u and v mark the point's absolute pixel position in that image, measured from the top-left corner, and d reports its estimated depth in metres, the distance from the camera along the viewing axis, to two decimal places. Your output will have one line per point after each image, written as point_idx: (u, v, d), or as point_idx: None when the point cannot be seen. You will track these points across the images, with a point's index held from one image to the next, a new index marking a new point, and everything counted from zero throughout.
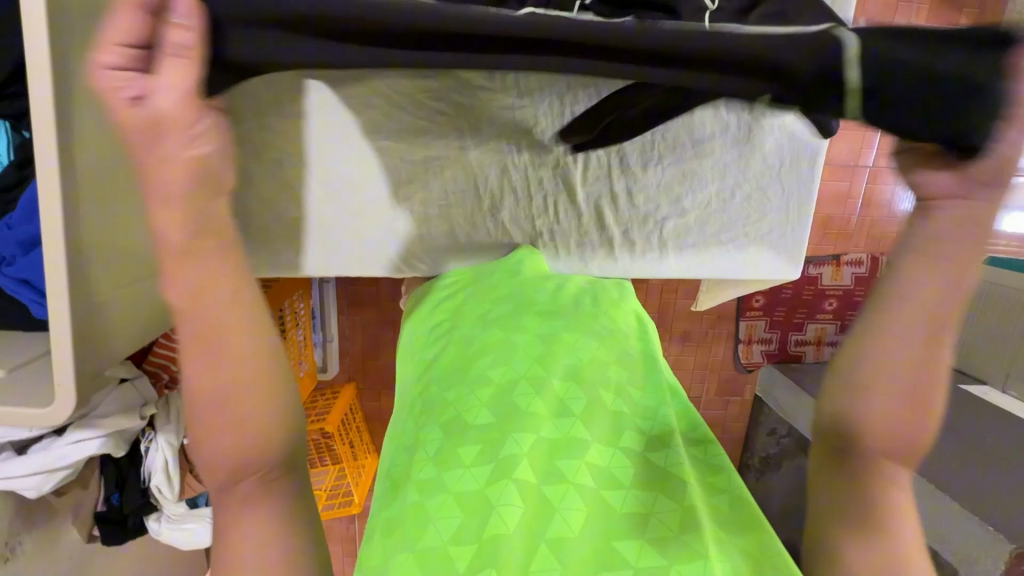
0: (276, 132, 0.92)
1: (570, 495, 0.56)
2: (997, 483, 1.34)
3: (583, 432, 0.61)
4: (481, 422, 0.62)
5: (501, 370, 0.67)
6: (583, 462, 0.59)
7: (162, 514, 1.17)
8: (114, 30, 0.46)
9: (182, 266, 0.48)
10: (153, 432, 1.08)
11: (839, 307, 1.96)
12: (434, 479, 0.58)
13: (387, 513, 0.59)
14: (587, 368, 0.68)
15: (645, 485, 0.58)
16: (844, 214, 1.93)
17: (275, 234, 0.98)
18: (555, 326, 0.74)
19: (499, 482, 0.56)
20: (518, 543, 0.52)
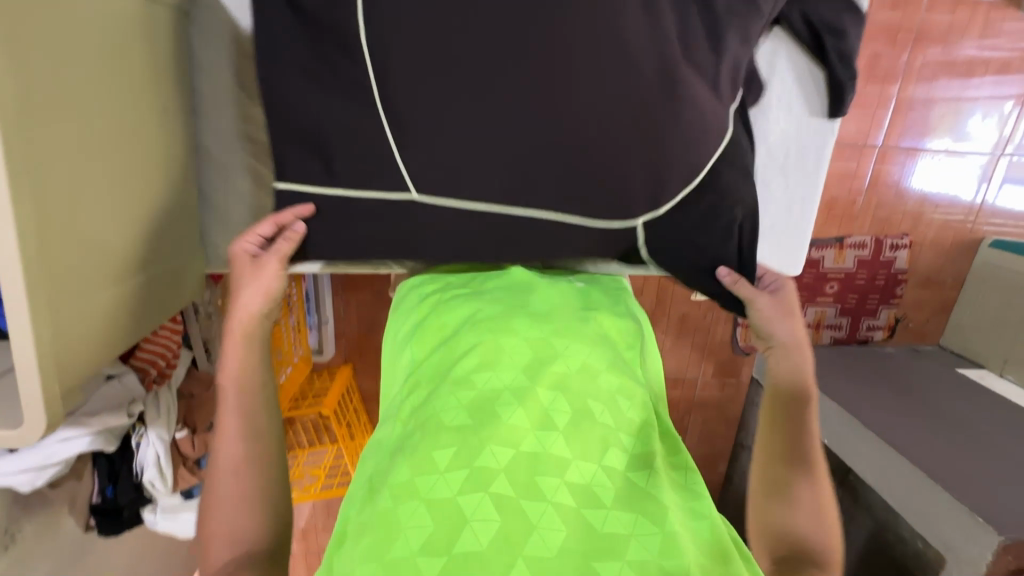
0: (248, 122, 0.87)
1: (547, 513, 0.54)
2: (990, 474, 1.34)
3: (566, 446, 0.58)
4: (460, 428, 0.59)
5: (486, 376, 0.64)
6: (563, 479, 0.56)
7: (157, 506, 1.18)
8: (259, 227, 0.80)
9: (240, 352, 0.80)
10: (144, 427, 1.07)
11: (840, 290, 1.92)
12: (408, 483, 0.56)
13: (360, 519, 0.58)
14: (576, 379, 0.65)
15: (622, 507, 0.56)
16: (849, 196, 1.87)
17: (254, 231, 0.93)
18: (546, 330, 0.70)
19: (475, 495, 0.54)
20: (490, 559, 0.50)
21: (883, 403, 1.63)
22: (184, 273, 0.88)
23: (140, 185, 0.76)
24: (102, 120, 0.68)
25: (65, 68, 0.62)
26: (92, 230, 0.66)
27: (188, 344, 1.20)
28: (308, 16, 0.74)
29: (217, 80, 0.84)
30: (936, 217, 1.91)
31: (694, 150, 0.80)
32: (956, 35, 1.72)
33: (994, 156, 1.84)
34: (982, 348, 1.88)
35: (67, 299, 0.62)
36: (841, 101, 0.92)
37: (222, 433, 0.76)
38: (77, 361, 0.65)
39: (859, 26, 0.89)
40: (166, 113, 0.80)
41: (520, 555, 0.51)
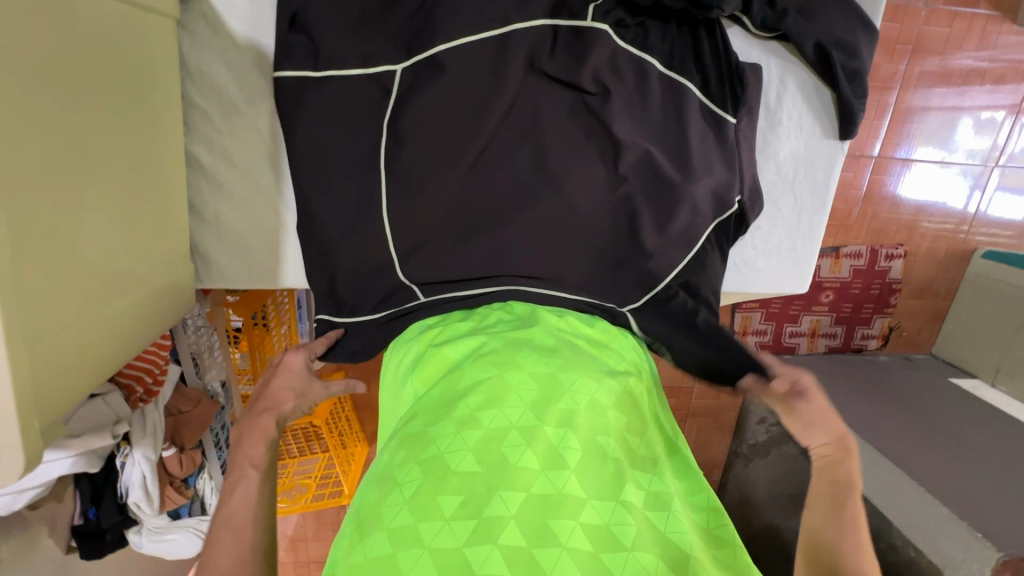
0: (245, 133, 0.84)
1: (561, 561, 0.50)
2: (988, 487, 1.34)
3: (578, 487, 0.56)
4: (466, 470, 0.57)
5: (492, 414, 0.61)
6: (576, 523, 0.53)
7: (142, 527, 1.14)
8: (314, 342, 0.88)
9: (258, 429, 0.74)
10: (128, 447, 1.02)
11: (836, 299, 1.93)
12: (411, 529, 0.53)
13: (354, 563, 0.54)
14: (586, 415, 0.62)
15: (647, 551, 0.53)
16: (845, 205, 1.86)
17: (252, 244, 0.91)
18: (554, 364, 0.67)
19: (484, 543, 0.51)
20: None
21: (879, 413, 1.62)
22: (170, 291, 0.83)
23: (124, 200, 0.71)
24: (83, 132, 0.63)
25: (38, 79, 0.57)
26: (67, 250, 0.61)
27: (176, 358, 1.15)
28: (325, 58, 0.79)
29: (213, 90, 0.82)
30: (930, 227, 1.91)
31: (696, 223, 0.89)
32: (954, 46, 1.73)
33: (986, 167, 1.85)
34: (975, 357, 1.89)
35: (43, 327, 0.58)
36: (851, 122, 0.90)
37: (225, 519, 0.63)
38: (56, 389, 0.60)
39: (873, 43, 0.86)
40: (154, 124, 0.76)
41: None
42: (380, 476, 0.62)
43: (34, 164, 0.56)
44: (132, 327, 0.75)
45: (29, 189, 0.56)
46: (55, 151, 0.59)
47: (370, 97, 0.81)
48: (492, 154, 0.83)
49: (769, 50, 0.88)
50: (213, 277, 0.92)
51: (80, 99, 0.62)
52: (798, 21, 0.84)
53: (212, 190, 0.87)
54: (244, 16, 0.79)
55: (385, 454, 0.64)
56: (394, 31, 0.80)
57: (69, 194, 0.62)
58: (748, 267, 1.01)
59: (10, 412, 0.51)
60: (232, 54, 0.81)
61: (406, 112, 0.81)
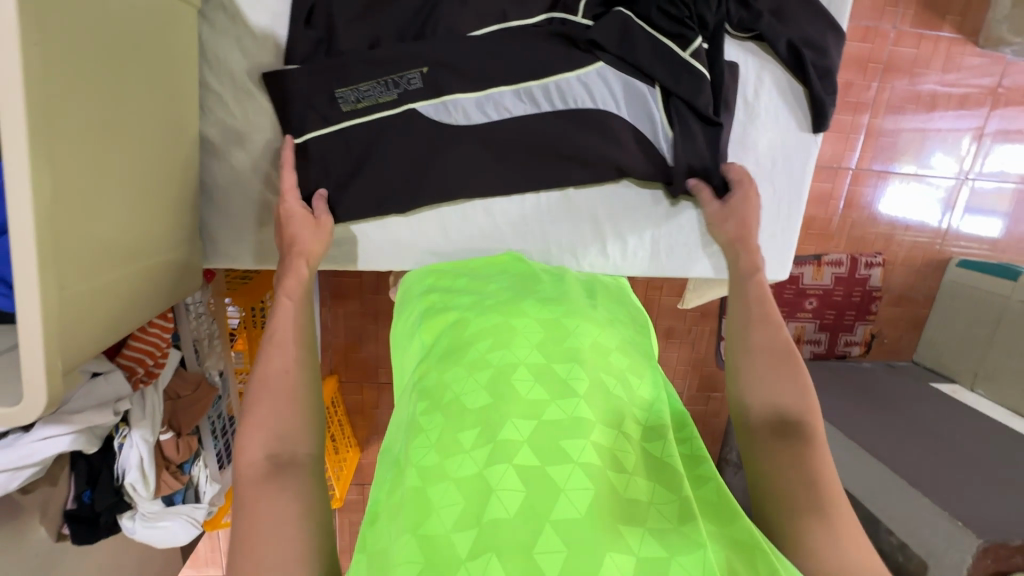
0: (252, 115, 0.89)
1: (573, 475, 0.53)
2: (967, 479, 1.38)
3: (587, 412, 0.58)
4: (484, 407, 0.60)
5: (501, 354, 0.65)
6: (587, 442, 0.55)
7: (137, 512, 1.12)
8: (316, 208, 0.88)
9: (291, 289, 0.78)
10: (127, 427, 1.03)
11: (819, 306, 1.98)
12: (438, 467, 0.56)
13: (392, 501, 0.58)
14: (590, 353, 0.65)
15: (642, 475, 0.56)
16: (825, 215, 1.94)
17: (261, 225, 0.94)
18: (557, 312, 0.72)
19: (500, 464, 0.54)
20: (520, 524, 0.50)
21: (862, 414, 1.67)
22: (179, 266, 0.85)
23: (145, 166, 0.74)
24: (114, 101, 0.67)
25: (82, 46, 0.61)
26: (95, 208, 0.64)
27: (178, 343, 1.17)
28: (337, 49, 0.86)
29: (226, 71, 0.87)
30: (906, 238, 2.00)
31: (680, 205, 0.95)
32: (921, 68, 1.84)
33: (958, 181, 1.95)
34: (954, 363, 1.95)
35: (74, 273, 0.61)
36: (822, 115, 0.97)
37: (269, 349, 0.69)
38: (79, 340, 0.64)
39: (840, 45, 0.95)
40: (175, 100, 0.80)
41: (548, 518, 0.50)
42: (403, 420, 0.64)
43: (73, 117, 0.60)
44: (146, 293, 0.77)
45: (68, 146, 0.59)
46: (94, 114, 0.63)
47: (380, 85, 0.87)
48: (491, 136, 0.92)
49: (746, 49, 0.96)
50: (221, 257, 0.95)
51: (113, 71, 0.67)
52: (773, 22, 0.92)
53: (223, 171, 0.91)
54: (262, 7, 0.85)
55: (407, 404, 0.67)
56: (400, 25, 0.88)
57: (103, 153, 0.65)
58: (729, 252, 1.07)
59: (40, 345, 0.55)
60: (248, 42, 0.86)
61: (411, 100, 0.88)
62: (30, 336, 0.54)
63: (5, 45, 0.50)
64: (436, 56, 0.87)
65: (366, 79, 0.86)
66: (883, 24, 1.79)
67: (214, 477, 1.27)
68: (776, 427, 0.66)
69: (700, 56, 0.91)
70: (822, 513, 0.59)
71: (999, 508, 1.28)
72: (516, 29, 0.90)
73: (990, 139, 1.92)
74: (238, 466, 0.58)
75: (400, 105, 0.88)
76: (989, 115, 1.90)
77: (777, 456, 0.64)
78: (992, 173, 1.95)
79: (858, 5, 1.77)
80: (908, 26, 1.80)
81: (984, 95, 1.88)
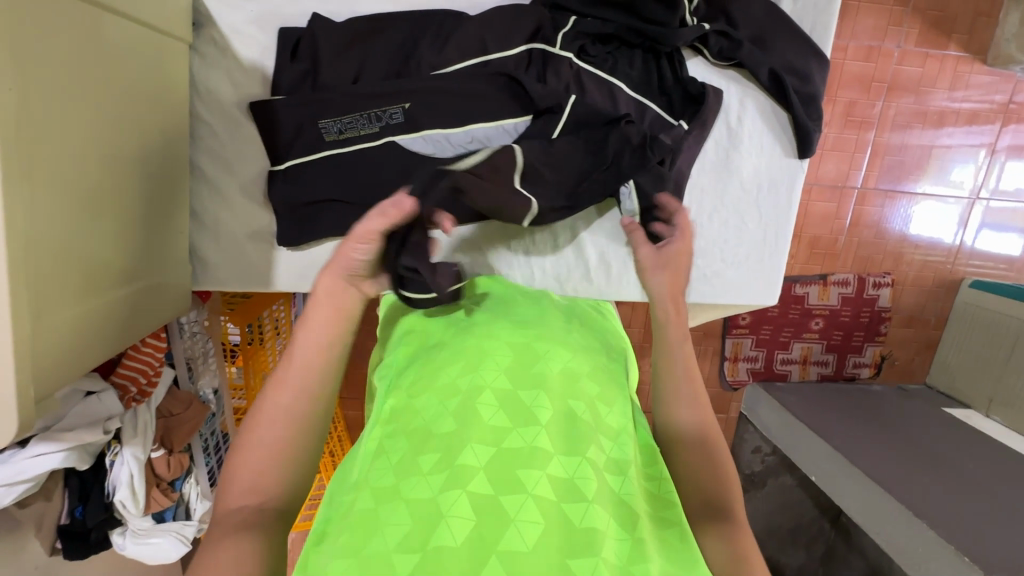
0: (241, 138, 0.92)
1: (526, 505, 0.52)
2: (977, 513, 1.32)
3: (548, 443, 0.58)
4: (446, 432, 0.60)
5: (468, 379, 0.65)
6: (543, 473, 0.55)
7: (127, 529, 1.14)
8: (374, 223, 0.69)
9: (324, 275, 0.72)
10: (119, 445, 1.06)
11: (826, 326, 1.94)
12: (394, 488, 0.56)
13: (340, 520, 0.57)
14: (558, 379, 0.66)
15: (602, 506, 0.55)
16: (831, 233, 1.91)
17: (244, 246, 0.96)
18: (527, 336, 0.72)
19: (454, 490, 0.54)
20: (466, 552, 0.49)
21: (867, 440, 1.62)
22: (161, 290, 0.87)
23: (127, 195, 0.76)
24: (97, 138, 0.69)
25: (65, 87, 0.63)
26: (73, 237, 0.67)
27: (171, 362, 1.19)
28: (320, 80, 0.89)
29: (213, 97, 0.90)
30: (917, 258, 1.95)
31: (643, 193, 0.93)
32: (927, 86, 1.82)
33: (971, 199, 1.90)
34: (968, 388, 1.88)
35: (48, 300, 0.63)
36: (808, 141, 0.95)
37: (277, 380, 0.67)
38: (54, 362, 0.65)
39: (823, 70, 0.94)
40: (165, 131, 0.83)
41: (495, 549, 0.49)
42: (369, 448, 0.64)
43: (50, 154, 0.62)
44: (123, 318, 0.79)
45: (50, 183, 0.62)
46: (74, 150, 0.66)
47: (364, 116, 0.89)
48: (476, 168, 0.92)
49: (727, 78, 0.95)
50: (209, 279, 0.97)
51: (102, 108, 0.70)
52: (755, 49, 0.92)
53: (212, 196, 0.93)
54: (252, 42, 0.89)
55: (371, 428, 0.67)
56: (384, 59, 0.90)
57: (86, 186, 0.68)
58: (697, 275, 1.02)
59: (10, 373, 0.57)
60: (237, 73, 0.90)
61: (392, 132, 0.90)
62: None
63: None
64: (414, 88, 0.89)
65: (351, 111, 0.89)
66: (887, 43, 1.78)
67: (206, 494, 1.28)
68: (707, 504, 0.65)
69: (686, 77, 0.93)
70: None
71: (1009, 544, 1.22)
72: (496, 63, 0.91)
73: (1003, 156, 1.88)
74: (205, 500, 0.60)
75: (381, 137, 0.90)
76: (1001, 131, 1.86)
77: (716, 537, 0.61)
78: (1007, 190, 1.90)
79: (860, 25, 1.76)
80: (912, 46, 1.78)
81: (995, 111, 1.84)
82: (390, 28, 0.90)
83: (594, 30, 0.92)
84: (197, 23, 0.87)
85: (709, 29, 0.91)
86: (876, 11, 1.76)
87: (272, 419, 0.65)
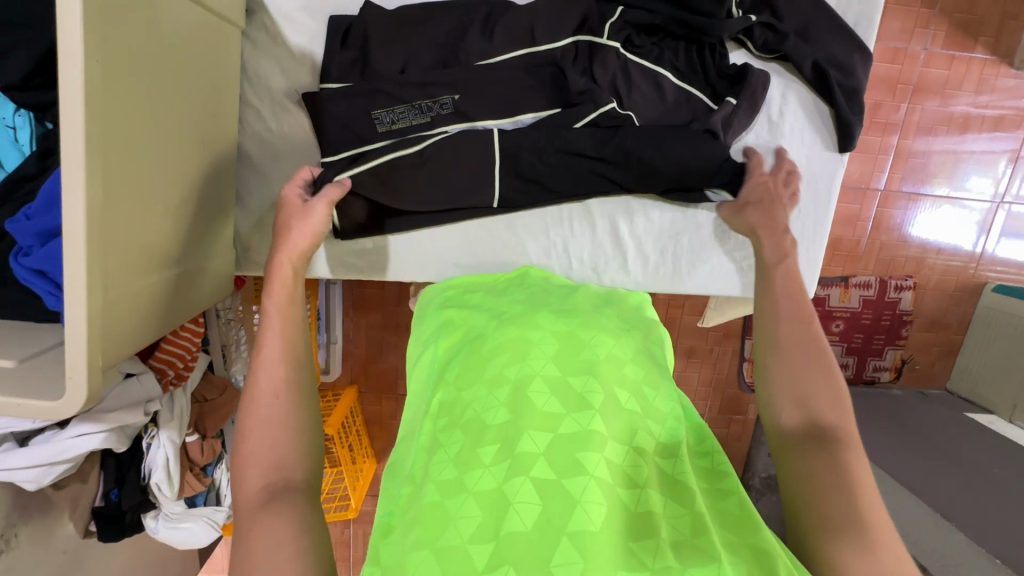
0: (287, 123, 0.93)
1: (589, 488, 0.52)
2: (1007, 516, 1.31)
3: (602, 426, 0.58)
4: (500, 421, 0.60)
5: (517, 368, 0.65)
6: (601, 456, 0.55)
7: (160, 512, 1.15)
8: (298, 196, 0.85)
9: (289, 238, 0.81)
10: (156, 428, 1.07)
11: (847, 329, 1.93)
12: (456, 479, 0.56)
13: (407, 515, 0.57)
14: (606, 365, 0.65)
15: (656, 488, 0.55)
16: (853, 235, 1.90)
17: None
18: (572, 324, 0.72)
19: (516, 478, 0.54)
20: (537, 538, 0.50)
21: (891, 444, 1.61)
22: (207, 273, 0.87)
23: (183, 177, 0.78)
24: (160, 117, 0.71)
25: (136, 63, 0.65)
26: (137, 217, 0.68)
27: (206, 348, 1.20)
28: (369, 69, 0.90)
29: (265, 82, 0.92)
30: (939, 262, 1.94)
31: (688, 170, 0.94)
32: (953, 89, 1.81)
33: (994, 204, 1.89)
34: (992, 395, 1.86)
35: (114, 275, 0.64)
36: (849, 135, 0.95)
37: (260, 367, 0.69)
38: (117, 338, 0.67)
39: (868, 65, 0.94)
40: (217, 116, 0.84)
41: (565, 531, 0.49)
42: (423, 442, 0.64)
43: (120, 131, 0.63)
44: (175, 300, 0.79)
45: (117, 159, 0.63)
46: (141, 128, 0.67)
47: (414, 108, 0.90)
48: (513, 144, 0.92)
49: (769, 69, 0.96)
50: (251, 265, 0.98)
51: (164, 88, 0.71)
52: (799, 43, 0.93)
53: (258, 184, 0.94)
54: (302, 29, 0.90)
55: (422, 420, 0.67)
56: (431, 48, 0.92)
57: (148, 165, 0.69)
58: None
59: (81, 342, 0.58)
60: (287, 60, 0.91)
61: (443, 122, 0.91)
62: (72, 329, 0.58)
63: (69, 66, 0.54)
64: (461, 79, 0.90)
65: (402, 102, 0.90)
66: (913, 46, 1.78)
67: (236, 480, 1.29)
68: (809, 435, 0.62)
69: (730, 68, 0.94)
70: (860, 531, 0.55)
71: None
72: (543, 54, 0.92)
73: None
74: (262, 479, 0.60)
75: (432, 127, 0.91)
76: None
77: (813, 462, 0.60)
78: None
79: (885, 28, 1.76)
80: (939, 48, 1.78)
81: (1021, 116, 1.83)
82: (438, 17, 0.91)
83: (640, 21, 0.93)
84: (249, 10, 0.89)
85: (755, 21, 0.92)
86: (903, 14, 1.76)
87: (269, 397, 0.67)
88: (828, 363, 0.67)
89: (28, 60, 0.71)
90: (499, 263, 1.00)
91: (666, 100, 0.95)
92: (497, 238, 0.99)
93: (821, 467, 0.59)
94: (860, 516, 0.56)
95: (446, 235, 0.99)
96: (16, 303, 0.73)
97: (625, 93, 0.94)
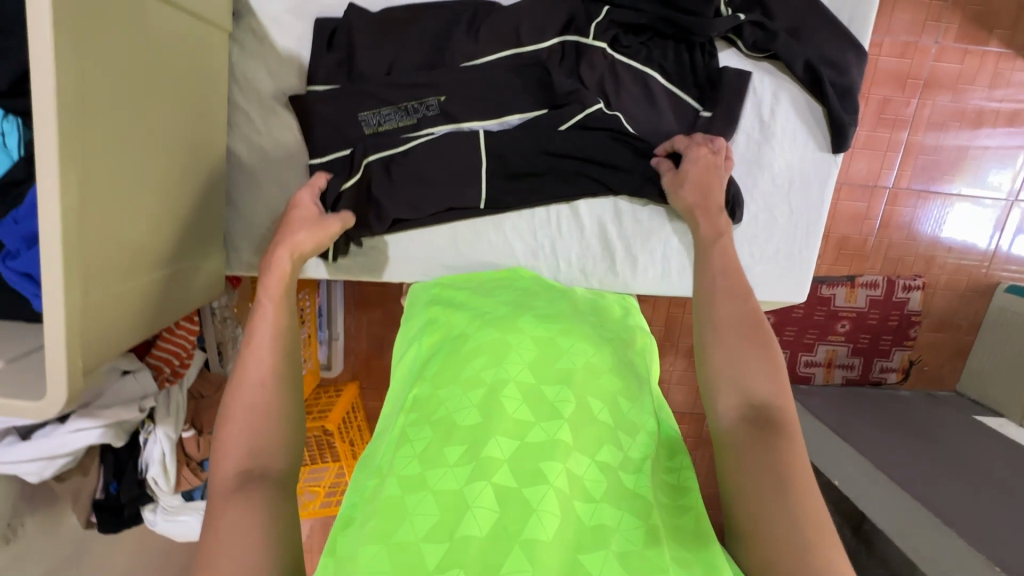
0: (276, 125, 0.94)
1: (547, 497, 0.53)
2: (1009, 523, 1.28)
3: (567, 437, 0.58)
4: (469, 422, 0.60)
5: (493, 370, 0.65)
6: (562, 466, 0.55)
7: (158, 506, 1.17)
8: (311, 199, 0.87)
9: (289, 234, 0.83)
10: (152, 424, 1.09)
11: (852, 329, 1.90)
12: (419, 477, 0.57)
13: (369, 506, 0.58)
14: (581, 373, 0.65)
15: (617, 500, 0.55)
16: (860, 234, 1.87)
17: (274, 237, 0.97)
18: (552, 330, 0.72)
19: (478, 481, 0.54)
20: (490, 543, 0.50)
21: (894, 446, 1.58)
22: (195, 275, 0.89)
23: (167, 180, 0.79)
24: (141, 120, 0.72)
25: (115, 67, 0.66)
26: (118, 219, 0.69)
27: (203, 346, 1.23)
28: (355, 71, 0.90)
29: (253, 85, 0.93)
30: (949, 261, 1.89)
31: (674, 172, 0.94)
32: (966, 83, 1.76)
33: (1008, 202, 1.84)
34: (1002, 397, 1.82)
35: (95, 278, 0.66)
36: (843, 135, 0.93)
37: (244, 367, 0.70)
38: (98, 340, 0.68)
39: (863, 63, 0.92)
40: (204, 118, 0.85)
41: (518, 539, 0.50)
42: (393, 438, 0.65)
43: (98, 134, 0.64)
44: (160, 301, 0.81)
45: (95, 162, 0.64)
46: (121, 132, 0.68)
47: (400, 110, 0.91)
48: (499, 146, 0.92)
49: (760, 69, 0.94)
50: (242, 266, 0.99)
51: (146, 92, 0.72)
52: (790, 41, 0.91)
53: (248, 186, 0.95)
54: (289, 32, 0.91)
55: (396, 416, 0.68)
56: (418, 50, 0.92)
57: (129, 169, 0.70)
58: (758, 255, 1.00)
59: (59, 344, 0.59)
60: (275, 63, 0.92)
61: (428, 124, 0.92)
62: (50, 332, 0.59)
63: (43, 71, 0.55)
64: (447, 81, 0.90)
65: (388, 104, 0.90)
66: (924, 39, 1.73)
67: None
68: (752, 422, 0.62)
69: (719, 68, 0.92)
70: (793, 510, 0.55)
71: None
72: (529, 54, 0.91)
73: None
74: (236, 480, 0.61)
75: (418, 129, 0.92)
76: None
77: (761, 450, 0.59)
78: None
79: (895, 22, 1.72)
80: (951, 41, 1.73)
81: None
82: (424, 18, 0.91)
83: (628, 21, 0.92)
84: (236, 13, 0.90)
85: (744, 20, 0.91)
86: (913, 7, 1.71)
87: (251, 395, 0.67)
88: (767, 343, 0.68)
89: (15, 67, 0.72)
90: (486, 264, 1.00)
91: (655, 101, 0.94)
92: (484, 239, 0.99)
93: (760, 449, 0.59)
94: (798, 497, 0.56)
95: (432, 236, 0.99)
96: (7, 304, 0.76)
97: (612, 95, 0.93)
